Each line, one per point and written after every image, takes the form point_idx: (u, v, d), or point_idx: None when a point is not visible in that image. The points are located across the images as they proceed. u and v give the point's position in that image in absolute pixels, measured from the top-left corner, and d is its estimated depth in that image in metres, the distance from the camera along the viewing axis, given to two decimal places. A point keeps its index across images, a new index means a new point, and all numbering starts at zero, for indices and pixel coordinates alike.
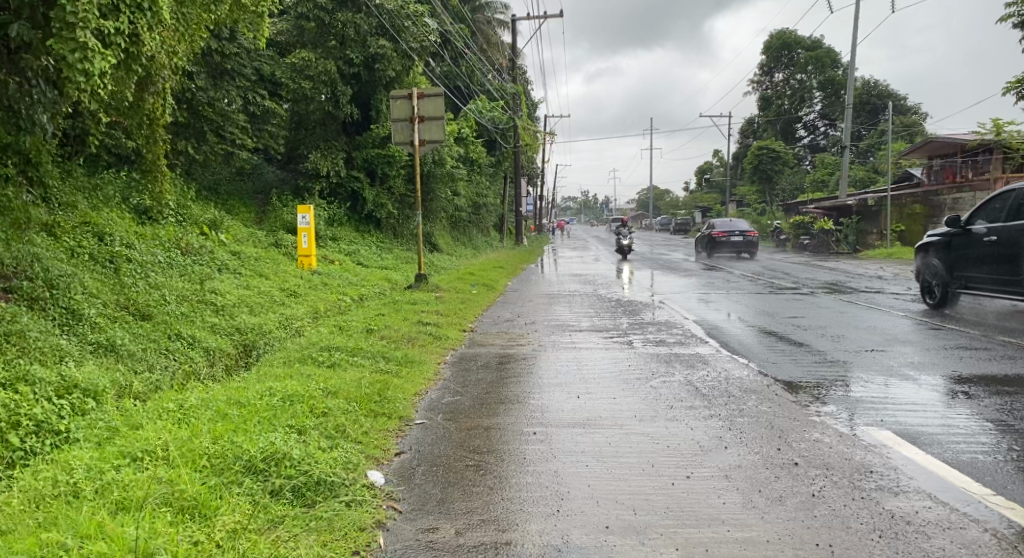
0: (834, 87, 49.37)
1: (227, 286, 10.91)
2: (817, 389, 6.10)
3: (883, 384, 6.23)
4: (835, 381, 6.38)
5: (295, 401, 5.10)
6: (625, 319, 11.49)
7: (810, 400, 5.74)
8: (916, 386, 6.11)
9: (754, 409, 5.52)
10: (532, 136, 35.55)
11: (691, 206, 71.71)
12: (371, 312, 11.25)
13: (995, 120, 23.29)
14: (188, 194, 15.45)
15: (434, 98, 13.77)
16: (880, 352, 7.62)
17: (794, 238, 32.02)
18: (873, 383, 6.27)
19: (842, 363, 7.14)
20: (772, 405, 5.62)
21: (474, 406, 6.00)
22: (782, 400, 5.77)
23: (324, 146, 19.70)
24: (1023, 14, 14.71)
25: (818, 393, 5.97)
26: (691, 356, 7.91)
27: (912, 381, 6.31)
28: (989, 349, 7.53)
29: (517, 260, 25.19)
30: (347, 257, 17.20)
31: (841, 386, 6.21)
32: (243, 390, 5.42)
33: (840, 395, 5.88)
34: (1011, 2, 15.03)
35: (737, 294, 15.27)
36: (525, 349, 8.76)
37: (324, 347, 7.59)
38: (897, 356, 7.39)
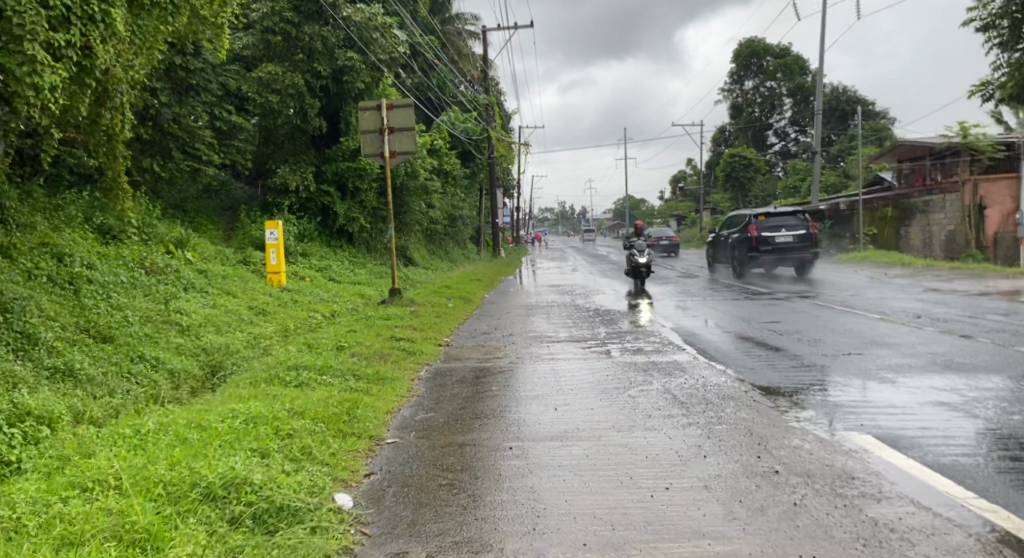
0: (803, 94, 49.96)
1: (193, 306, 10.66)
2: (795, 395, 6.01)
3: (865, 387, 6.16)
4: (813, 386, 6.29)
5: (259, 422, 4.93)
6: (601, 328, 11.39)
7: (789, 406, 5.66)
8: (894, 389, 6.04)
9: (732, 416, 5.41)
10: (506, 148, 35.52)
11: (667, 214, 72.11)
12: (343, 328, 11.04)
13: (961, 123, 23.63)
14: (154, 212, 15.17)
15: (404, 108, 13.65)
16: (859, 355, 7.56)
17: None
18: (854, 386, 6.20)
19: (821, 367, 7.07)
20: (749, 411, 5.52)
21: (449, 422, 5.87)
22: (760, 406, 5.67)
23: (294, 161, 19.51)
24: (984, 18, 14.95)
25: (798, 398, 5.88)
26: (668, 364, 7.79)
27: (893, 383, 6.26)
28: (966, 350, 7.50)
29: (493, 272, 25.06)
30: (319, 273, 16.97)
31: (820, 390, 6.13)
32: (205, 413, 5.23)
33: (820, 399, 5.79)
34: (973, 5, 15.25)
35: (713, 300, 15.23)
36: (500, 362, 8.61)
37: (291, 367, 7.40)
38: (876, 359, 7.33)
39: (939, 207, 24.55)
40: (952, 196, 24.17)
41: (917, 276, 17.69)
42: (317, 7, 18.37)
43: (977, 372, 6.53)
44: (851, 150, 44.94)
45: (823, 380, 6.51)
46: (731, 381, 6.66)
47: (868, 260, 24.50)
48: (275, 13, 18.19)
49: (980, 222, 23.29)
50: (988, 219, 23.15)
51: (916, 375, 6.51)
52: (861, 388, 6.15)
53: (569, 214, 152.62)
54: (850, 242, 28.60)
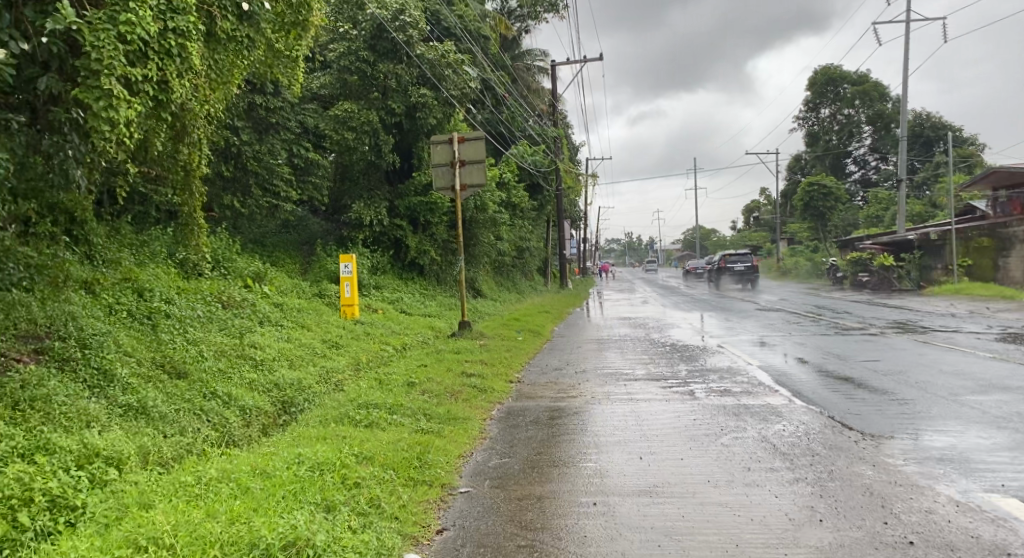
0: (884, 121, 48.31)
1: (266, 340, 10.53)
2: (915, 451, 5.55)
3: (999, 444, 5.69)
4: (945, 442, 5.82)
5: (326, 471, 4.63)
6: (681, 366, 10.83)
7: (913, 464, 5.22)
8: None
9: (847, 471, 5.08)
10: (575, 179, 35.26)
11: (739, 245, 70.74)
12: (412, 363, 10.78)
13: None
14: (234, 246, 15.30)
15: (475, 141, 13.48)
16: (980, 410, 6.94)
17: (852, 275, 31.03)
18: (979, 444, 5.71)
19: (934, 421, 6.57)
20: (869, 471, 5.06)
21: (525, 470, 5.50)
22: (879, 464, 5.22)
23: (367, 196, 19.57)
24: None
25: (917, 456, 5.43)
26: (762, 409, 7.50)
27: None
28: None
29: (562, 304, 24.72)
30: (390, 305, 16.85)
31: (948, 445, 5.73)
32: (270, 458, 4.94)
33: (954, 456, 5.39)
34: None
35: (797, 335, 14.48)
36: (577, 402, 8.12)
37: (362, 405, 7.10)
38: (998, 414, 6.72)
39: None
40: None
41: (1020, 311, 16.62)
42: (392, 45, 18.47)
43: None
44: (937, 179, 43.11)
45: (940, 435, 6.02)
46: (843, 437, 6.13)
47: (964, 293, 23.28)
48: (351, 52, 18.31)
49: None
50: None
51: None
52: (988, 446, 5.63)
53: (638, 245, 151.04)
54: (942, 274, 27.21)
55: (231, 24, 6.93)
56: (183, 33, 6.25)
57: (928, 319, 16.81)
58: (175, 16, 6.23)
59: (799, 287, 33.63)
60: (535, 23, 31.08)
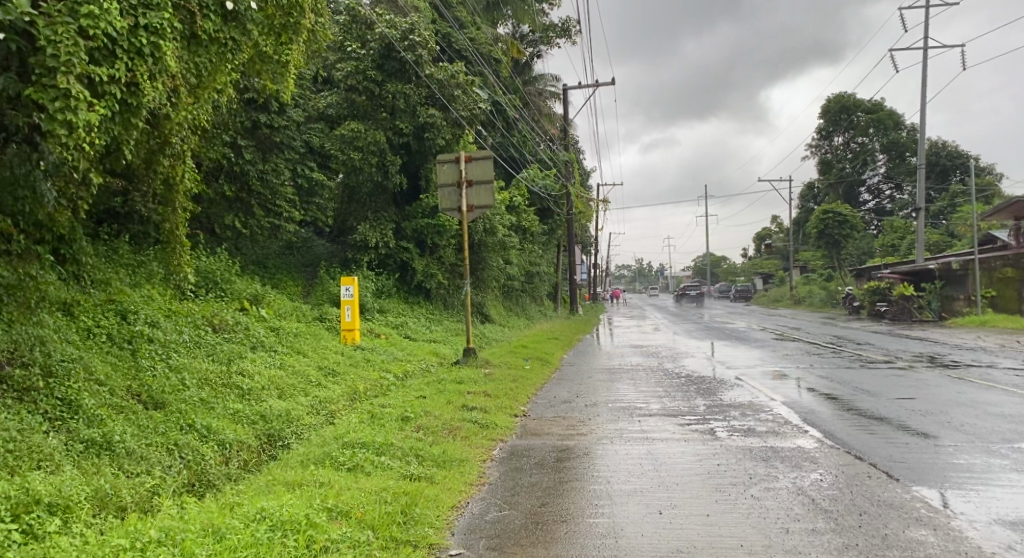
0: (899, 149, 47.66)
1: (256, 367, 9.82)
2: (981, 521, 5.08)
3: None
4: (1009, 508, 5.35)
5: (290, 533, 3.99)
6: (700, 400, 10.06)
7: (984, 542, 4.75)
8: None
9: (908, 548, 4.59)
10: (587, 204, 34.54)
11: (752, 273, 69.85)
12: (412, 393, 10.03)
13: None
14: (234, 267, 14.61)
15: (482, 161, 12.86)
16: None
17: (870, 304, 30.31)
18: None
19: (993, 481, 6.00)
20: (935, 550, 4.61)
21: (528, 528, 4.83)
22: (947, 541, 4.74)
23: (374, 218, 18.88)
24: None
25: (985, 530, 4.93)
26: (793, 453, 6.89)
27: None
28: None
29: (572, 331, 24.02)
30: (394, 330, 16.22)
31: (1014, 513, 5.26)
32: (228, 513, 4.23)
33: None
34: None
35: (820, 368, 13.69)
36: (586, 440, 7.39)
37: (347, 444, 6.38)
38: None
39: None
40: None
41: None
42: (401, 65, 17.90)
43: None
44: (953, 208, 42.26)
45: (1004, 499, 5.54)
46: (898, 497, 5.57)
47: (988, 325, 22.54)
48: (359, 71, 17.71)
49: None
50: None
51: None
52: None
53: (649, 272, 149.79)
54: (964, 305, 26.09)
55: (213, 23, 6.33)
56: (156, 30, 5.64)
57: (957, 352, 16.07)
58: (148, 12, 5.63)
59: (814, 316, 32.89)
60: (547, 48, 30.63)
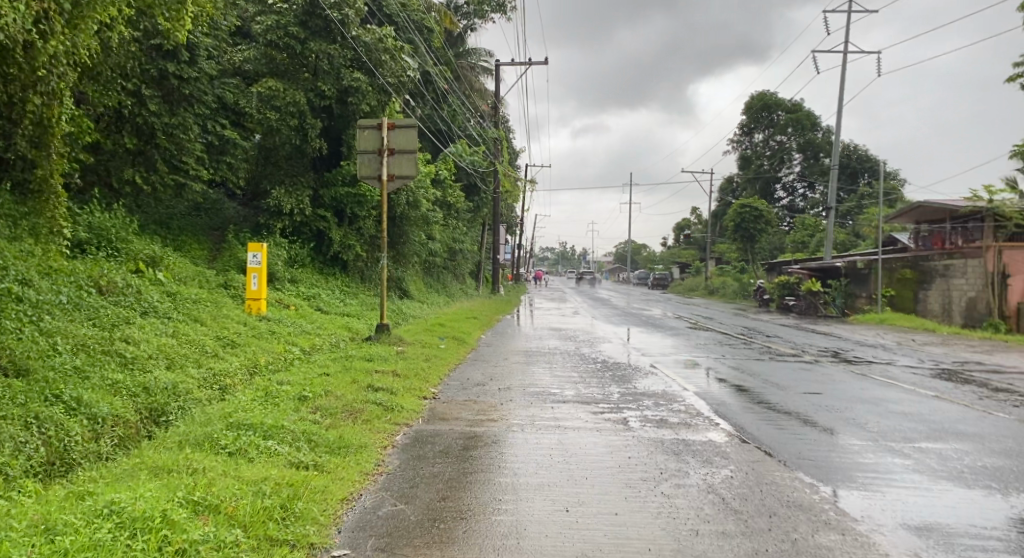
0: (814, 150, 49.02)
1: (145, 334, 9.03)
2: (889, 526, 4.94)
3: (966, 516, 5.19)
4: (916, 511, 5.25)
5: (141, 538, 3.59)
6: (614, 387, 9.82)
7: (890, 549, 4.60)
8: (992, 521, 5.10)
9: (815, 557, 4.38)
10: (514, 183, 34.10)
11: (671, 263, 71.06)
12: (315, 370, 9.44)
13: (980, 189, 21.65)
14: (131, 225, 13.53)
15: (407, 129, 12.27)
16: (943, 466, 6.36)
17: (779, 298, 31.02)
18: (959, 518, 5.14)
19: (901, 482, 5.92)
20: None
21: (423, 525, 4.44)
22: (853, 548, 4.57)
23: (290, 183, 17.92)
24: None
25: (891, 536, 4.78)
26: (704, 447, 6.68)
27: (1008, 517, 5.18)
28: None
29: (492, 310, 23.64)
30: (304, 302, 15.50)
31: (919, 516, 5.16)
32: (65, 513, 3.69)
33: (934, 540, 4.78)
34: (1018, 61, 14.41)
35: (732, 359, 13.75)
36: (496, 427, 7.02)
37: (232, 425, 5.81)
38: (963, 478, 6.03)
39: (961, 273, 22.35)
40: (975, 263, 21.80)
41: (942, 348, 16.53)
42: (325, 23, 17.06)
43: None
44: (860, 209, 43.74)
45: (911, 502, 5.42)
46: (807, 497, 5.42)
47: (886, 323, 23.32)
48: (280, 26, 16.76)
49: (1002, 290, 21.01)
50: (1011, 287, 20.90)
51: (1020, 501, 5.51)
52: (970, 522, 5.08)
53: (571, 256, 151.01)
54: (864, 302, 27.06)
55: None
56: None
57: (860, 349, 16.45)
58: None
59: (726, 307, 33.51)
60: (481, 22, 29.96)
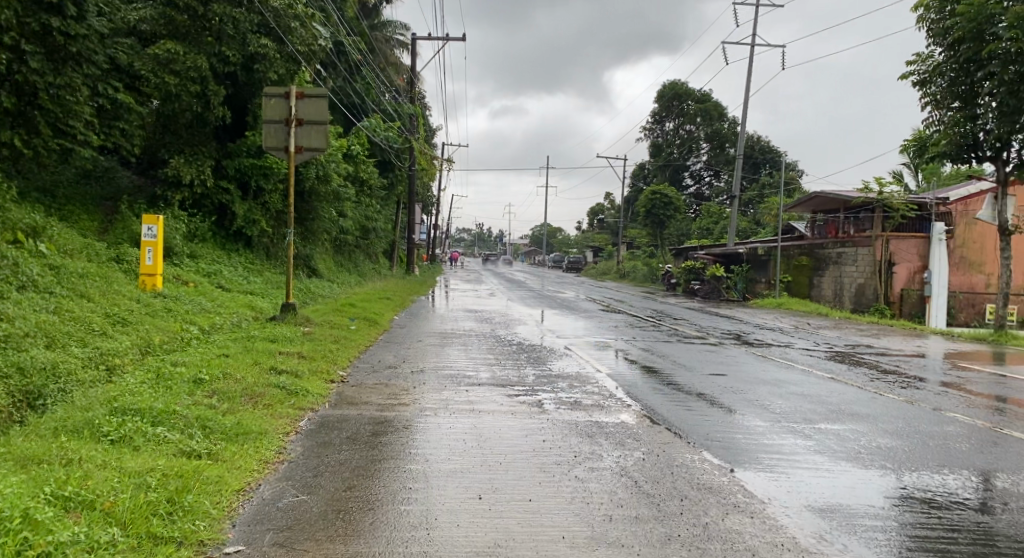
0: (720, 139, 50.26)
1: (22, 311, 8.29)
2: (795, 508, 4.94)
3: (867, 495, 5.26)
4: (821, 492, 5.28)
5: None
6: (528, 369, 9.71)
7: (797, 531, 4.59)
8: (891, 500, 5.19)
9: (727, 544, 4.31)
10: (429, 162, 33.58)
11: (582, 247, 71.84)
12: (214, 351, 8.92)
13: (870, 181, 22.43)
14: (10, 192, 12.44)
15: (317, 99, 11.69)
16: (848, 445, 6.47)
17: (686, 283, 31.73)
18: (862, 498, 5.20)
19: (808, 462, 5.97)
20: (753, 542, 4.37)
21: (326, 517, 4.16)
22: (762, 531, 4.54)
23: (189, 152, 16.98)
24: (924, 72, 14.74)
25: (799, 518, 4.78)
26: (617, 430, 6.59)
27: (907, 495, 5.28)
28: (922, 451, 6.40)
29: (405, 291, 23.21)
30: (204, 279, 14.74)
31: (825, 497, 5.19)
32: None
33: (840, 520, 4.80)
34: (913, 58, 14.99)
35: (643, 341, 13.86)
36: (407, 411, 6.75)
37: (116, 410, 5.35)
38: (863, 457, 6.14)
39: (852, 260, 23.10)
40: (863, 251, 22.61)
41: (838, 333, 17.16)
42: None
43: (974, 480, 5.65)
44: (762, 198, 45.17)
45: (816, 483, 5.47)
46: (717, 479, 5.39)
47: (785, 307, 24.12)
48: None
49: (887, 276, 22.00)
50: (896, 275, 21.93)
51: (916, 479, 5.64)
52: (872, 501, 5.14)
53: (484, 238, 151.03)
54: (764, 287, 27.96)
55: None
56: None
57: (763, 332, 16.90)
58: None
59: (635, 291, 34.05)
60: None
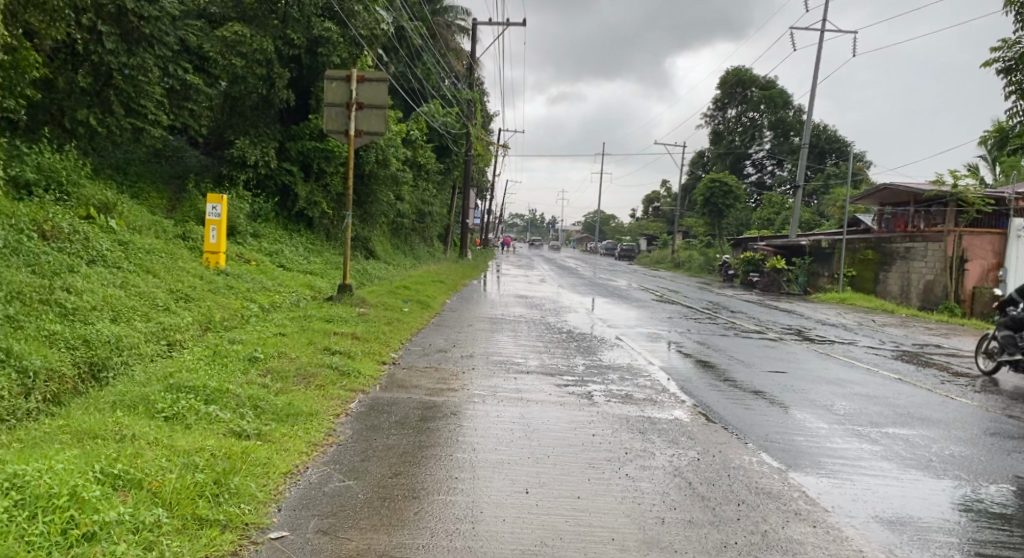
0: (785, 127, 49.04)
1: (88, 284, 8.49)
2: (860, 518, 4.74)
3: (936, 506, 5.02)
4: (886, 501, 5.06)
5: (44, 519, 3.36)
6: (580, 359, 9.60)
7: (864, 543, 4.39)
8: (963, 513, 4.93)
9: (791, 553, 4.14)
10: (486, 147, 33.51)
11: (637, 235, 71.05)
12: (271, 329, 9.03)
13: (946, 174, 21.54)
14: (83, 169, 12.76)
15: (377, 82, 11.70)
16: (915, 451, 6.20)
17: (744, 275, 31.09)
18: (932, 509, 4.96)
19: (870, 468, 5.73)
20: (818, 553, 4.20)
21: (372, 505, 4.13)
22: (827, 541, 4.35)
23: (253, 133, 17.24)
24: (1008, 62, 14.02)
25: (864, 529, 4.58)
26: (670, 426, 6.43)
27: (980, 508, 5.02)
28: (997, 461, 6.09)
29: (458, 275, 23.25)
30: (265, 258, 14.97)
31: (891, 507, 4.96)
32: None
33: (908, 533, 4.58)
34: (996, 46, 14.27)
35: (699, 333, 13.59)
36: (457, 398, 6.71)
37: (173, 387, 5.41)
38: (933, 466, 5.87)
39: (922, 255, 22.29)
40: (934, 245, 21.78)
41: (904, 331, 16.57)
42: None
43: None
44: (827, 188, 43.93)
45: (883, 492, 5.22)
46: (777, 484, 5.19)
47: (848, 303, 23.42)
48: None
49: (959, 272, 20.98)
50: (968, 271, 20.92)
51: (989, 491, 5.36)
52: (944, 515, 4.88)
53: (539, 224, 150.69)
54: (827, 282, 27.18)
55: None
56: None
57: (824, 328, 16.43)
58: None
59: (691, 281, 33.51)
60: None
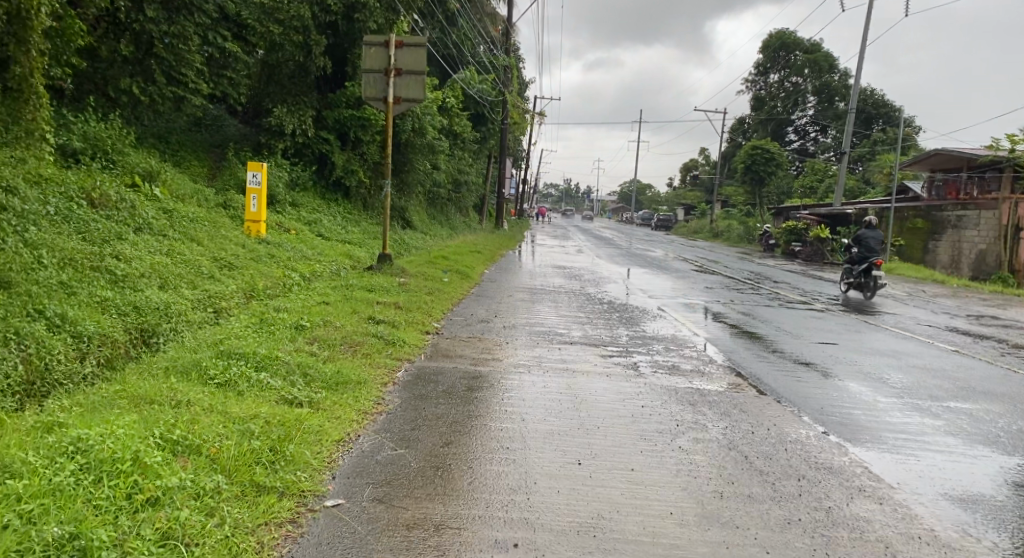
0: (830, 93, 47.83)
1: (136, 251, 8.57)
2: (927, 496, 4.59)
3: (1005, 484, 4.86)
4: (952, 478, 4.90)
5: (109, 484, 3.39)
6: (622, 330, 9.47)
7: (933, 522, 4.25)
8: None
9: (856, 533, 4.02)
10: (522, 115, 33.19)
11: (674, 204, 70.15)
12: (314, 298, 9.06)
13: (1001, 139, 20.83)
14: (128, 138, 12.86)
15: (416, 48, 11.55)
16: (974, 426, 6.02)
17: (786, 245, 30.53)
18: (1000, 487, 4.80)
19: (931, 443, 5.56)
20: (886, 532, 4.07)
21: (425, 473, 4.11)
22: (895, 521, 4.22)
23: (292, 102, 17.23)
24: None
25: (931, 507, 4.43)
26: (720, 399, 6.30)
27: None
28: None
29: (496, 245, 23.15)
30: (305, 227, 15.02)
31: (959, 484, 4.81)
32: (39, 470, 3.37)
33: (978, 512, 4.43)
34: None
35: (742, 304, 13.37)
36: (501, 367, 6.64)
37: (223, 353, 5.43)
38: (997, 442, 5.68)
39: (975, 223, 21.70)
40: (988, 213, 21.23)
41: (955, 302, 16.12)
42: None
43: None
44: (873, 154, 42.82)
45: (948, 468, 5.07)
46: (836, 459, 5.05)
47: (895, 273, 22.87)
48: None
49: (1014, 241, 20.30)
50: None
51: None
52: (1013, 494, 4.71)
53: (575, 193, 149.67)
54: None
55: None
56: None
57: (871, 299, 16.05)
58: None
59: (731, 251, 33.03)
60: None
